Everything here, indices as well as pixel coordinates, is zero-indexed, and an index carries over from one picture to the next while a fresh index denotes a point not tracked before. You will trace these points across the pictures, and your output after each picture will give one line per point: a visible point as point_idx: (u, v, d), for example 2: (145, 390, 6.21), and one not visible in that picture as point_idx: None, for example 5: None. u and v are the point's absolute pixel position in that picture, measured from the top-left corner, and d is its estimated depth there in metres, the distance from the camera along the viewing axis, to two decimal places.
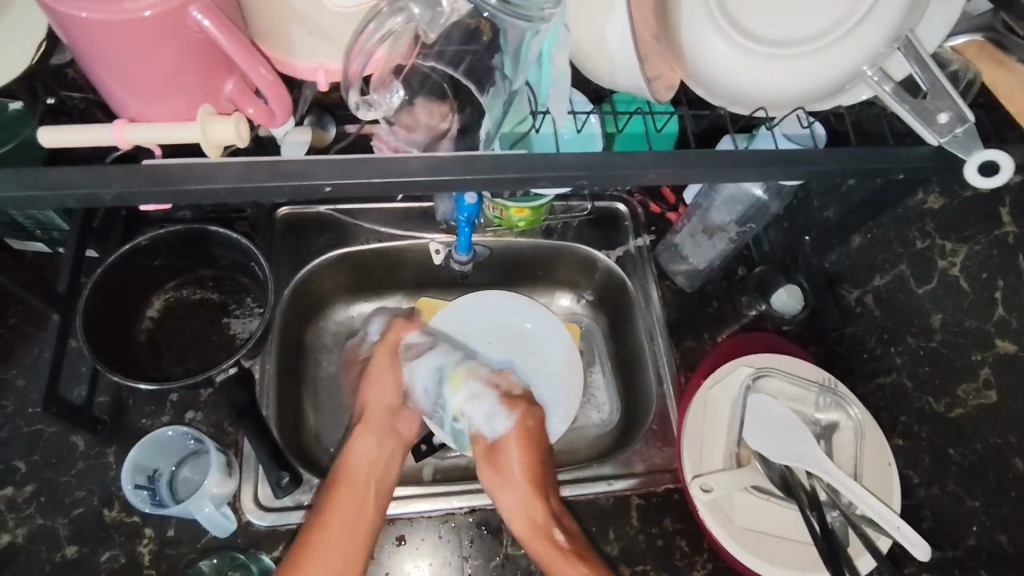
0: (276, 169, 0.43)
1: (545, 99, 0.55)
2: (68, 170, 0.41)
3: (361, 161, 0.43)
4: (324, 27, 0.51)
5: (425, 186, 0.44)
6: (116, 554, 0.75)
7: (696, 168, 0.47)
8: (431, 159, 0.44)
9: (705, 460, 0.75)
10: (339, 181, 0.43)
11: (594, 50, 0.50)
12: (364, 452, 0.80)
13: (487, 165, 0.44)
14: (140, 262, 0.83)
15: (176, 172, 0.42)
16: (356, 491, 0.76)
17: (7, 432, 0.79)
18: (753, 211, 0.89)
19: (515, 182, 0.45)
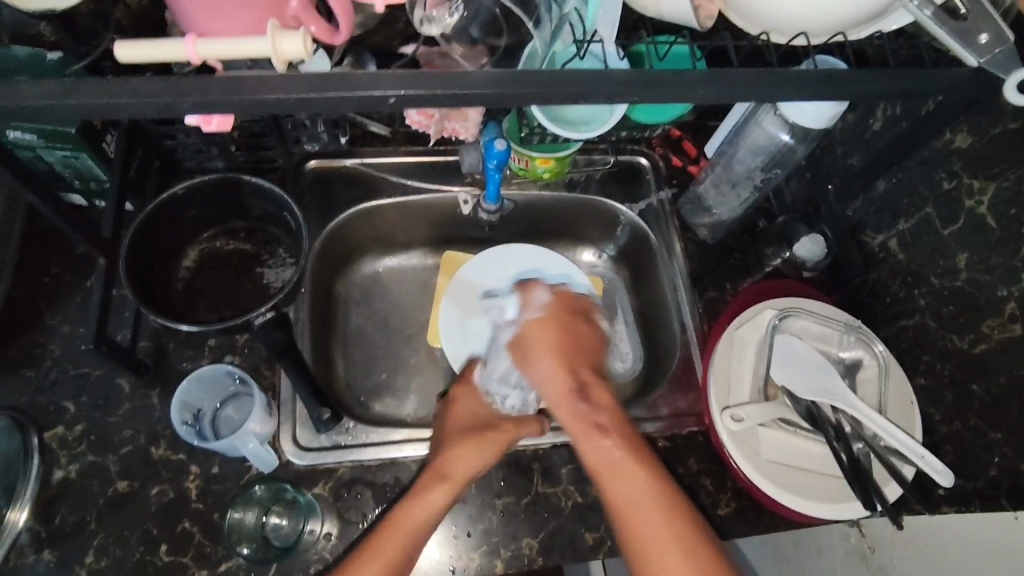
0: (336, 81, 0.44)
1: (592, 21, 0.54)
2: (138, 81, 0.43)
3: (420, 75, 0.45)
4: None
5: (474, 101, 0.46)
6: (165, 489, 0.78)
7: (738, 85, 0.48)
8: (487, 76, 0.45)
9: (732, 395, 0.78)
10: (404, 92, 0.44)
11: None
12: (424, 508, 0.73)
13: (539, 80, 0.46)
14: (177, 211, 0.85)
15: (247, 83, 0.43)
16: (403, 548, 0.69)
17: (56, 375, 0.81)
18: (781, 156, 0.90)
19: (570, 96, 0.47)
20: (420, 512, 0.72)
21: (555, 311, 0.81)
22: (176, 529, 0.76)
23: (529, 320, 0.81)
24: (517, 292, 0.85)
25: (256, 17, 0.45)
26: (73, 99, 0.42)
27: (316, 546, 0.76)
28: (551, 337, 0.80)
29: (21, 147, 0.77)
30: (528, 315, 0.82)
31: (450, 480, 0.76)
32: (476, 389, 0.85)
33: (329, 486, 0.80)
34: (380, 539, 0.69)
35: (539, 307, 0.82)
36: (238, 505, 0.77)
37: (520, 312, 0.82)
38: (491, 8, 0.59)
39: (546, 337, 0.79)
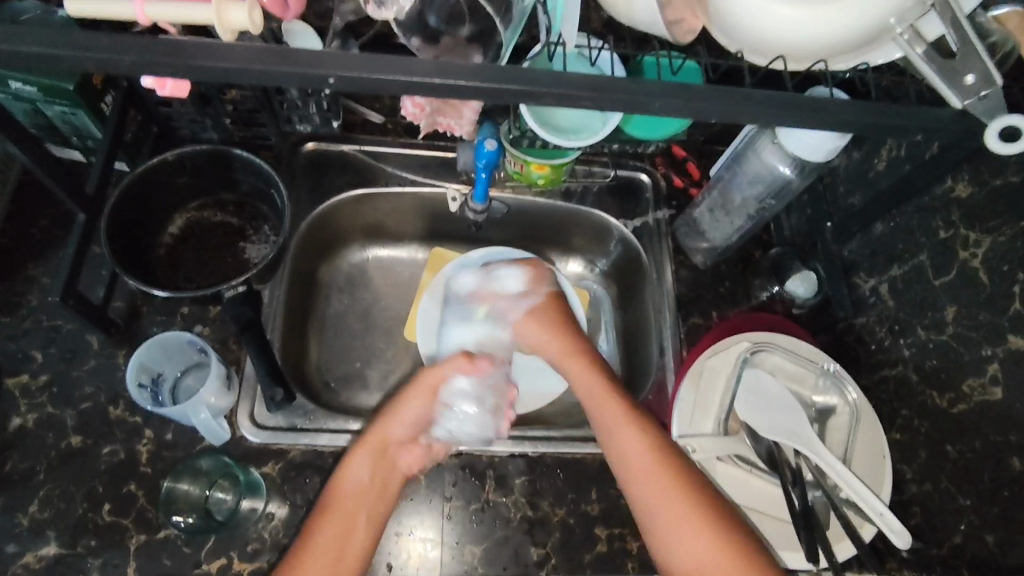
0: (284, 57, 0.45)
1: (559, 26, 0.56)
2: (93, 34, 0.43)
3: (373, 59, 0.46)
4: None
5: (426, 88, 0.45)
6: (116, 449, 0.78)
7: (701, 102, 0.48)
8: (432, 64, 0.46)
9: (694, 425, 0.75)
10: (343, 74, 0.45)
11: None
12: (354, 476, 0.73)
13: (500, 76, 0.47)
14: (167, 177, 0.86)
15: (188, 49, 0.44)
16: (348, 520, 0.70)
17: (28, 324, 0.82)
18: (777, 187, 0.87)
19: (517, 95, 0.47)
20: (347, 486, 0.72)
21: (550, 302, 0.87)
22: (121, 491, 0.76)
23: (523, 312, 0.87)
24: (495, 293, 0.89)
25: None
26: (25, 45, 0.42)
27: (256, 524, 0.76)
28: (547, 322, 0.85)
29: (20, 98, 0.78)
30: (509, 309, 0.88)
31: (362, 445, 0.75)
32: (460, 360, 0.81)
33: (278, 467, 0.79)
34: (318, 520, 0.70)
35: (541, 295, 0.87)
36: (177, 474, 0.77)
37: (509, 309, 0.88)
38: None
39: (537, 326, 0.85)
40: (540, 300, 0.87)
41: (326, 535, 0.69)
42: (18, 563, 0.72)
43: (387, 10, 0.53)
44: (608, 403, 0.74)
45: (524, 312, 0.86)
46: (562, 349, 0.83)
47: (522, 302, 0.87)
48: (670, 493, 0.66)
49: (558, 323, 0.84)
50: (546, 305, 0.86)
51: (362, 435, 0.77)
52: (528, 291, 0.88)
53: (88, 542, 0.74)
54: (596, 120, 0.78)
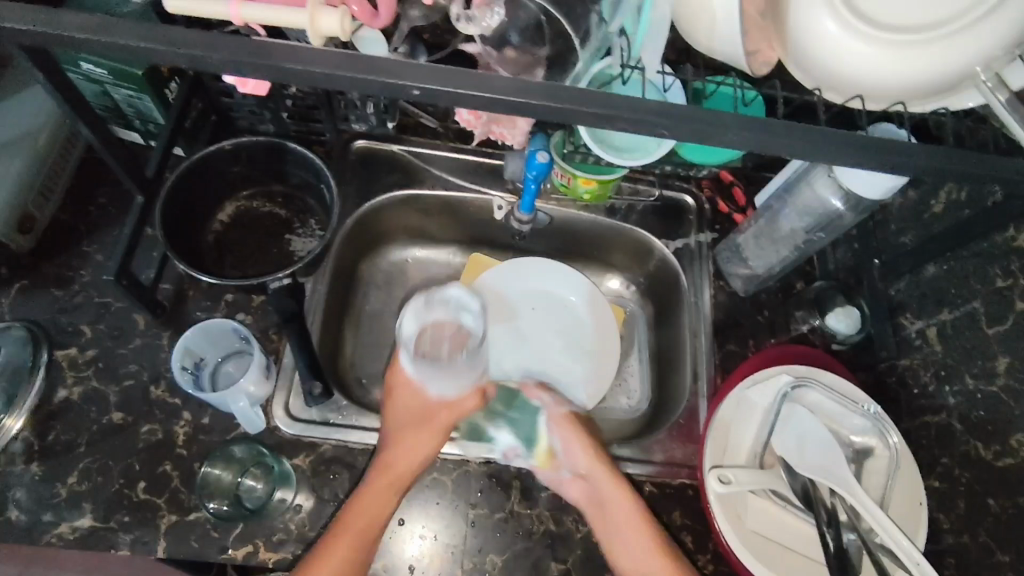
0: (369, 64, 0.44)
1: (638, 49, 0.54)
2: (182, 31, 0.44)
3: (454, 71, 0.45)
4: None
5: (504, 106, 0.45)
6: (154, 428, 0.80)
7: (778, 137, 0.46)
8: (517, 82, 0.45)
9: (728, 454, 0.75)
10: (428, 86, 0.44)
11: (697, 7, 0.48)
12: (410, 456, 0.78)
13: (571, 95, 0.45)
14: (222, 165, 0.88)
15: (277, 50, 0.43)
16: (388, 495, 0.75)
17: (80, 299, 0.85)
18: (828, 221, 0.86)
19: (599, 118, 0.46)
20: (401, 464, 0.77)
21: (585, 420, 0.88)
22: (156, 470, 0.78)
23: (567, 411, 0.86)
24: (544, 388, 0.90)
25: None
26: (121, 37, 0.44)
27: (283, 515, 0.77)
28: (584, 430, 0.85)
29: (91, 80, 0.80)
30: (555, 410, 0.86)
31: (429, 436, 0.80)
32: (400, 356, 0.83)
33: (308, 459, 0.80)
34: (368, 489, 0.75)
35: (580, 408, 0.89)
36: (212, 461, 0.79)
37: (554, 403, 0.87)
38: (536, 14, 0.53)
39: (577, 433, 0.84)
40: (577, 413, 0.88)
41: (367, 509, 0.73)
42: (53, 532, 0.74)
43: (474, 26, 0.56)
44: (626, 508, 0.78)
45: (569, 412, 0.86)
46: (596, 454, 0.82)
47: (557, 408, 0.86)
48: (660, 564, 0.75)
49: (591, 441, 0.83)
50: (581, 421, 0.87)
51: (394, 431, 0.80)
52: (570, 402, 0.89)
53: (121, 518, 0.75)
54: (650, 142, 0.79)
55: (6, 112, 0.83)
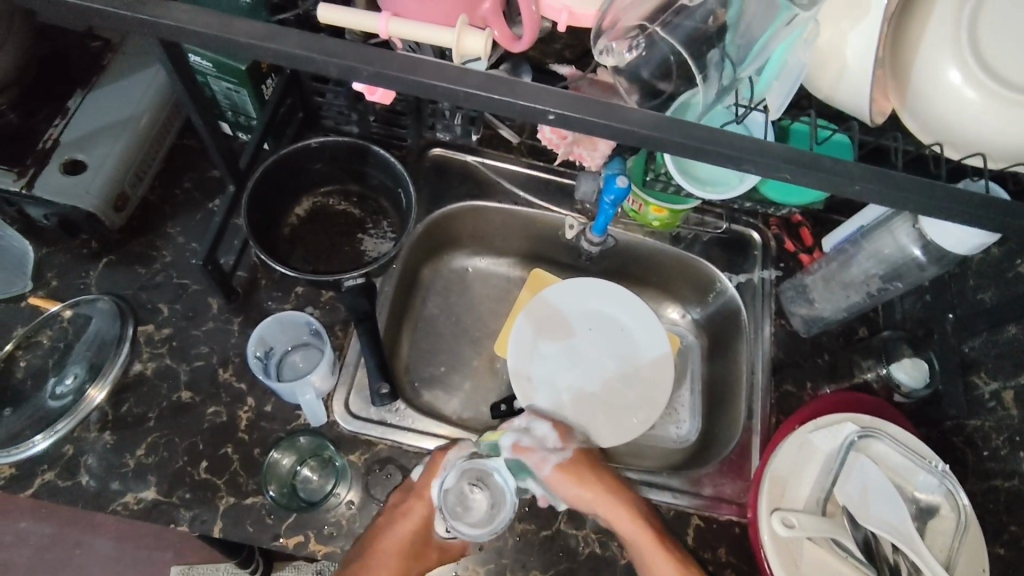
0: (514, 88, 0.45)
1: (763, 89, 0.54)
2: (338, 42, 0.45)
3: (590, 100, 0.45)
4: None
5: (637, 139, 0.45)
6: (220, 411, 0.82)
7: (899, 192, 0.47)
8: (652, 116, 0.46)
9: (786, 499, 0.73)
10: (566, 113, 0.44)
11: (829, 55, 0.51)
12: (399, 533, 0.75)
13: (702, 134, 0.46)
14: (306, 161, 0.91)
15: (426, 68, 0.44)
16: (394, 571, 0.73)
17: (160, 278, 0.88)
18: (905, 270, 0.85)
19: (727, 160, 0.46)
20: (389, 540, 0.74)
21: (579, 455, 0.83)
22: (218, 452, 0.80)
23: (554, 465, 0.80)
24: (526, 447, 0.81)
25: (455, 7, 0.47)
26: (281, 46, 0.45)
27: (335, 509, 0.78)
28: (580, 475, 0.80)
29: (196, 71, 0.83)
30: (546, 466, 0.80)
31: (408, 513, 0.76)
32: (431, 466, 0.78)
33: (363, 457, 0.82)
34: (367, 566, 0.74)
35: (569, 450, 0.83)
36: (281, 447, 0.81)
37: (540, 463, 0.80)
38: (665, 53, 0.52)
39: (574, 482, 0.79)
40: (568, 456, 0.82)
41: None
42: (119, 501, 0.77)
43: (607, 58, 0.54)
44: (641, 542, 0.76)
45: (557, 465, 0.80)
46: (601, 499, 0.78)
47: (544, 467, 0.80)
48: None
49: (600, 476, 0.80)
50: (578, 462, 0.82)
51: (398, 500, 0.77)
52: (558, 446, 0.83)
53: (183, 494, 0.77)
54: (733, 177, 0.80)
55: (113, 95, 0.87)
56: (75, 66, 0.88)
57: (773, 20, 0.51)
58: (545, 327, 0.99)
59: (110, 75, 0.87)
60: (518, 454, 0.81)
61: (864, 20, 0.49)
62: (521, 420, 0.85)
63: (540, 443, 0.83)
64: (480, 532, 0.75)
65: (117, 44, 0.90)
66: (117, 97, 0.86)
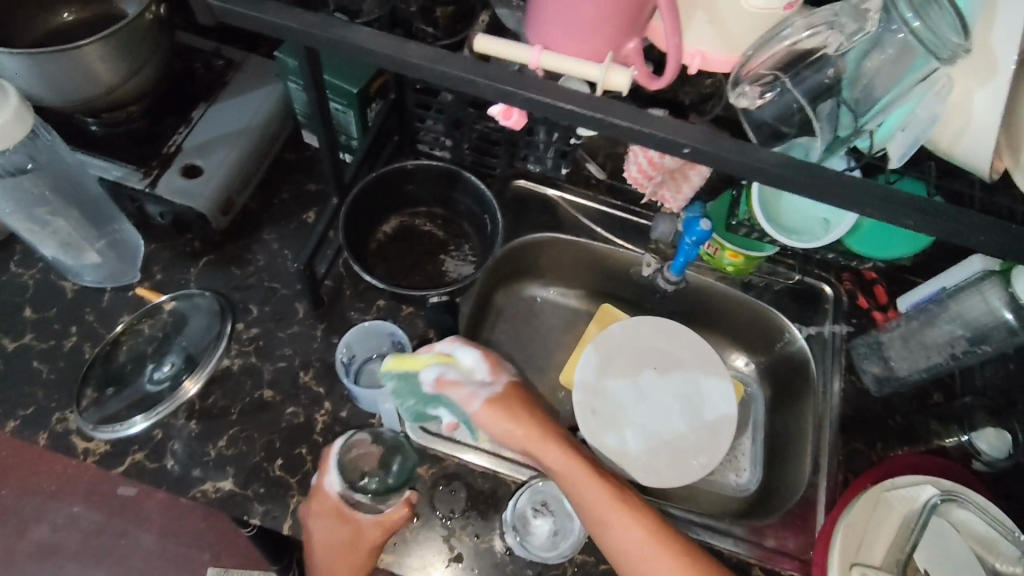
0: (655, 122, 0.48)
1: (884, 138, 0.57)
2: (500, 69, 0.49)
3: (724, 140, 0.48)
4: (726, 20, 0.51)
5: (769, 177, 0.48)
6: (298, 411, 0.86)
7: (1022, 243, 0.47)
8: (783, 159, 0.48)
9: (862, 554, 0.71)
10: (700, 147, 0.48)
11: (957, 109, 0.54)
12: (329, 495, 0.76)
13: (833, 175, 0.48)
14: (399, 182, 0.96)
15: (576, 98, 0.49)
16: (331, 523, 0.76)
17: (253, 280, 0.93)
18: (993, 333, 0.83)
19: (856, 204, 0.48)
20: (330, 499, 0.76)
21: (510, 390, 0.80)
22: (294, 451, 0.83)
23: (482, 400, 0.78)
24: (451, 383, 0.79)
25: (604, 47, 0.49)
26: (450, 67, 0.50)
27: None
28: (509, 412, 0.78)
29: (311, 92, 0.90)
30: (473, 400, 0.78)
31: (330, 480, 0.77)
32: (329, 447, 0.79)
33: (431, 470, 0.84)
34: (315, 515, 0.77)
35: (500, 383, 0.80)
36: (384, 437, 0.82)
37: (466, 402, 0.78)
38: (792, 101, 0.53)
39: (505, 416, 0.77)
40: (496, 390, 0.79)
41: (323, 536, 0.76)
42: (199, 488, 0.80)
43: (744, 101, 0.55)
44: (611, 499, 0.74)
45: (486, 399, 0.78)
46: (533, 435, 0.77)
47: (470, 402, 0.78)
48: (663, 558, 0.71)
49: (565, 440, 0.78)
50: (504, 395, 0.79)
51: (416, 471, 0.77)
52: (488, 380, 0.80)
53: (258, 488, 0.80)
54: (818, 225, 0.83)
55: (232, 108, 0.94)
56: (201, 79, 0.96)
57: (906, 74, 0.51)
58: (613, 361, 1.00)
59: (231, 91, 0.95)
60: (440, 390, 0.79)
61: (991, 82, 0.52)
62: (443, 346, 0.80)
63: (466, 376, 0.80)
64: (556, 554, 0.79)
65: (240, 63, 0.98)
66: (238, 110, 0.94)
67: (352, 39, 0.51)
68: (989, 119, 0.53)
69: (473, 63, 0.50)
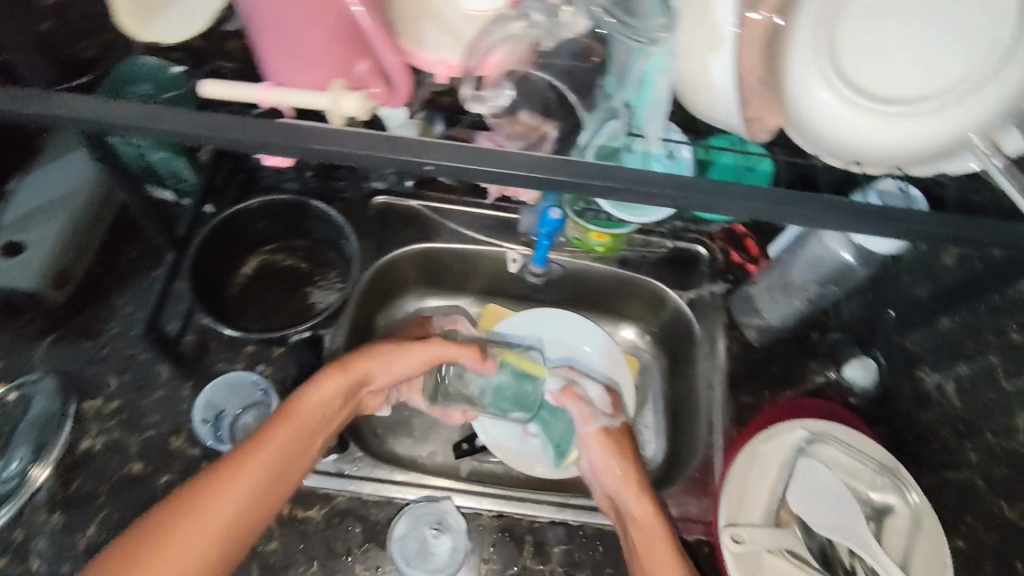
0: (393, 143, 0.49)
1: (641, 121, 0.59)
2: (222, 117, 0.49)
3: (466, 149, 0.49)
4: (454, 26, 0.56)
5: (520, 179, 0.49)
6: (173, 479, 0.81)
7: (781, 204, 0.50)
8: (531, 157, 0.50)
9: (743, 513, 0.72)
10: (443, 162, 0.49)
11: (699, 84, 0.52)
12: (319, 396, 0.74)
13: (582, 169, 0.49)
14: (247, 222, 0.92)
15: (306, 130, 0.49)
16: (295, 435, 0.71)
17: (107, 350, 0.88)
18: (839, 274, 0.88)
19: (605, 190, 0.49)
20: (308, 404, 0.73)
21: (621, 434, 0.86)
22: None
23: (599, 427, 0.86)
24: (576, 395, 0.89)
25: (337, 72, 0.53)
26: (165, 124, 0.49)
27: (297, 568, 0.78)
28: (618, 450, 0.84)
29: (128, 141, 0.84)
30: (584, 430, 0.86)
31: (337, 371, 0.76)
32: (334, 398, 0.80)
33: (323, 511, 0.81)
34: (274, 428, 0.70)
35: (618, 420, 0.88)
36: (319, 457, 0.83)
37: (583, 420, 0.87)
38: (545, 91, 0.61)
39: (615, 462, 0.83)
40: (612, 425, 0.87)
41: (276, 443, 0.68)
42: None
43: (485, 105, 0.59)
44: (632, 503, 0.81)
45: (601, 427, 0.86)
46: (625, 472, 0.81)
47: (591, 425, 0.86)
48: None
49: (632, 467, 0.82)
50: (615, 433, 0.86)
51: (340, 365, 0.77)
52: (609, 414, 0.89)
53: None
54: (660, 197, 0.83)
55: (52, 176, 0.89)
56: None
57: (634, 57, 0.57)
58: None
59: (48, 155, 0.89)
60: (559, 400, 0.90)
61: (717, 50, 0.50)
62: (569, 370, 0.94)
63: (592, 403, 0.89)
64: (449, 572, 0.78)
65: None
66: (54, 179, 0.89)
67: (59, 108, 0.49)
68: (727, 82, 0.50)
69: (197, 115, 0.50)
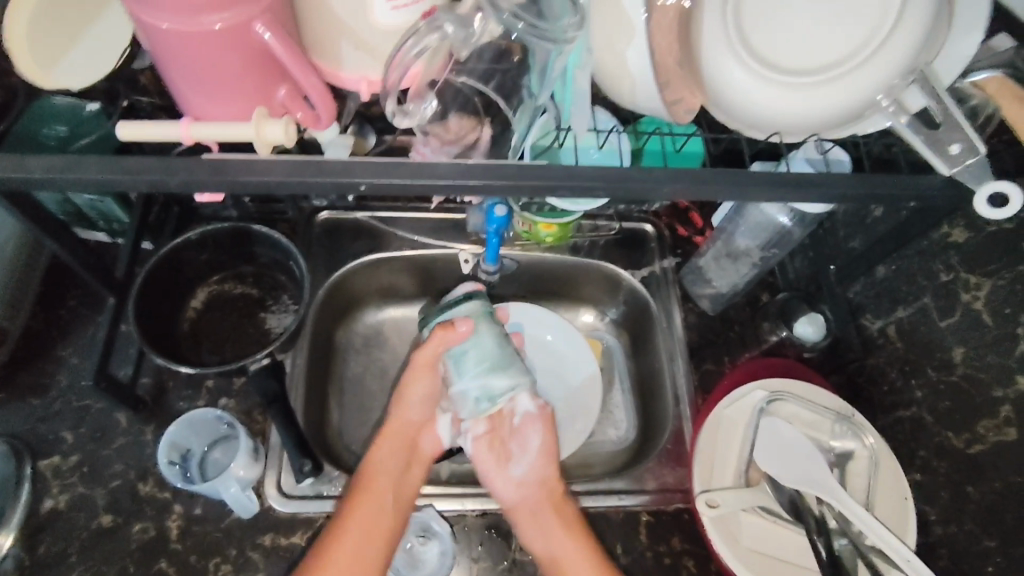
0: (319, 167, 0.51)
1: (568, 117, 0.62)
2: (141, 161, 0.50)
3: (395, 165, 0.51)
4: (369, 42, 0.56)
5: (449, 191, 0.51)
6: (147, 526, 0.79)
7: (707, 185, 0.53)
8: (459, 166, 0.52)
9: (714, 478, 0.76)
10: (375, 180, 0.51)
11: (617, 73, 0.56)
12: (383, 464, 0.75)
13: (508, 172, 0.52)
14: (190, 254, 0.89)
15: (232, 166, 0.50)
16: (372, 506, 0.71)
17: (59, 405, 0.85)
18: (779, 237, 0.91)
19: (533, 190, 0.52)
20: (378, 473, 0.74)
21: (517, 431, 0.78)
22: (152, 568, 0.77)
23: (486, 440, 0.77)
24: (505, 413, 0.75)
25: (255, 97, 0.55)
26: (81, 174, 0.50)
27: None
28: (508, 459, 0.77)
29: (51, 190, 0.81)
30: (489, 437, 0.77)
31: (389, 438, 0.77)
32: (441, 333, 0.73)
33: (306, 536, 0.80)
34: (349, 507, 0.71)
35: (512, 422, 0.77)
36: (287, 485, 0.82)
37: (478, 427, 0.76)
38: (470, 97, 0.61)
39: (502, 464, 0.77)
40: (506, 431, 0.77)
41: (355, 523, 0.70)
42: None
43: (410, 120, 0.58)
44: (542, 509, 0.76)
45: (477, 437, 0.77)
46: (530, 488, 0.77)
47: (533, 433, 0.77)
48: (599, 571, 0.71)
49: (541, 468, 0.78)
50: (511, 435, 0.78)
51: (386, 431, 0.78)
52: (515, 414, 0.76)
53: None
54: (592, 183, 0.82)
55: None
56: None
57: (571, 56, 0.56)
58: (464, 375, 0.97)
59: None
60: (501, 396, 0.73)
61: (634, 38, 0.54)
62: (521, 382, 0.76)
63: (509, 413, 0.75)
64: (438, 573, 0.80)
65: None
66: None
67: None
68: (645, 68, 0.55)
69: (117, 161, 0.51)
